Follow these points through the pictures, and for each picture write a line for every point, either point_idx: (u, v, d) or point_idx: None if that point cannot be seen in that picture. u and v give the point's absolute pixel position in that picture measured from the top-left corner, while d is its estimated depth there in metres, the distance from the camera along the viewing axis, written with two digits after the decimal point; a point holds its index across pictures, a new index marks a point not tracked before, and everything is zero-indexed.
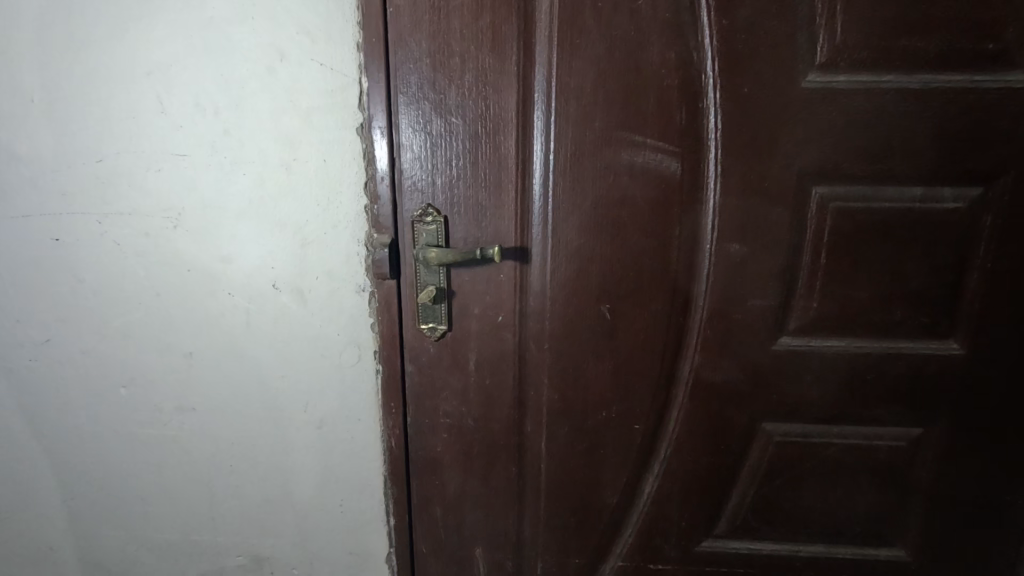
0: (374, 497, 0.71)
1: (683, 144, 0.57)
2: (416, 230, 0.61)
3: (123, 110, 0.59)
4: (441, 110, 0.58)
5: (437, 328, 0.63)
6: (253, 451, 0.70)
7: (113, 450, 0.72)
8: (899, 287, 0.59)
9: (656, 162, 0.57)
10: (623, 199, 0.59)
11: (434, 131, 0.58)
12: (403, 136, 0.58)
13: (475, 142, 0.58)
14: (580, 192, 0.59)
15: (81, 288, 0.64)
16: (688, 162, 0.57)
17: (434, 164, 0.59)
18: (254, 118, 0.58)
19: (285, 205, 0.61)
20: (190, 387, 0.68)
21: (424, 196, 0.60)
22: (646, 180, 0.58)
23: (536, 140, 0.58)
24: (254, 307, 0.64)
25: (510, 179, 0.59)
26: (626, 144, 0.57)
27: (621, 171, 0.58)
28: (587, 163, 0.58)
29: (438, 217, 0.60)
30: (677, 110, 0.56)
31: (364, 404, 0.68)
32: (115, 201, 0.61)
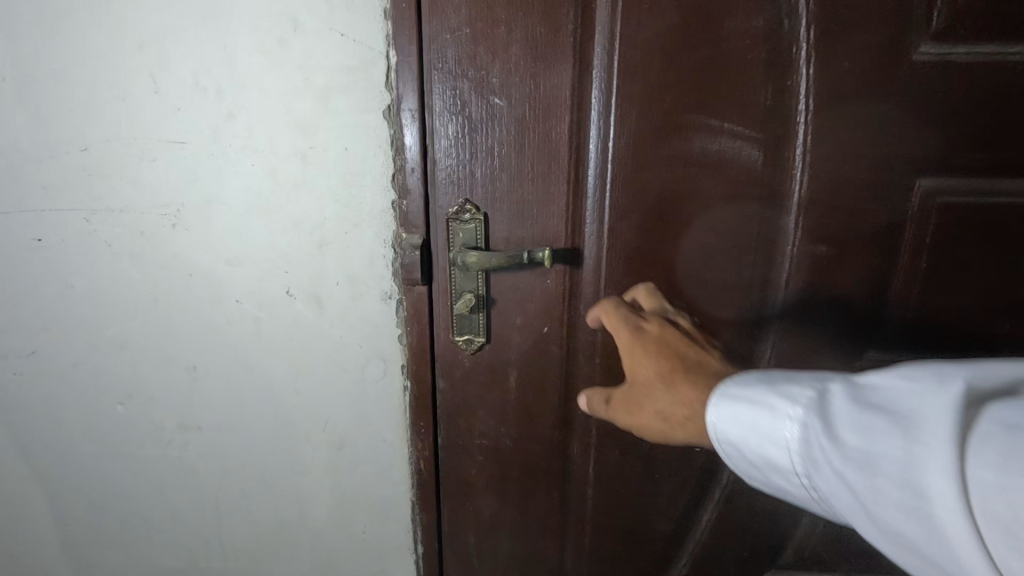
0: (400, 523, 0.65)
1: (766, 129, 0.48)
2: (452, 229, 0.53)
3: (109, 88, 0.50)
4: (481, 90, 0.49)
5: (474, 341, 0.56)
6: (266, 473, 0.64)
7: (110, 471, 0.65)
8: (1010, 295, 0.51)
9: (733, 150, 0.49)
10: (691, 194, 0.51)
11: (473, 115, 0.50)
12: (438, 120, 0.50)
13: (522, 127, 0.50)
14: (642, 187, 0.51)
15: (70, 294, 0.57)
16: (770, 150, 0.49)
17: (472, 153, 0.51)
18: (264, 99, 0.50)
19: (299, 200, 0.53)
20: (194, 404, 0.61)
21: (461, 191, 0.52)
22: (720, 172, 0.50)
23: (591, 124, 0.50)
24: (266, 316, 0.57)
25: (562, 170, 0.51)
26: (697, 129, 0.49)
27: (690, 162, 0.50)
28: (651, 152, 0.50)
29: (477, 213, 0.52)
30: (760, 89, 0.47)
31: (389, 423, 0.60)
32: (104, 195, 0.53)
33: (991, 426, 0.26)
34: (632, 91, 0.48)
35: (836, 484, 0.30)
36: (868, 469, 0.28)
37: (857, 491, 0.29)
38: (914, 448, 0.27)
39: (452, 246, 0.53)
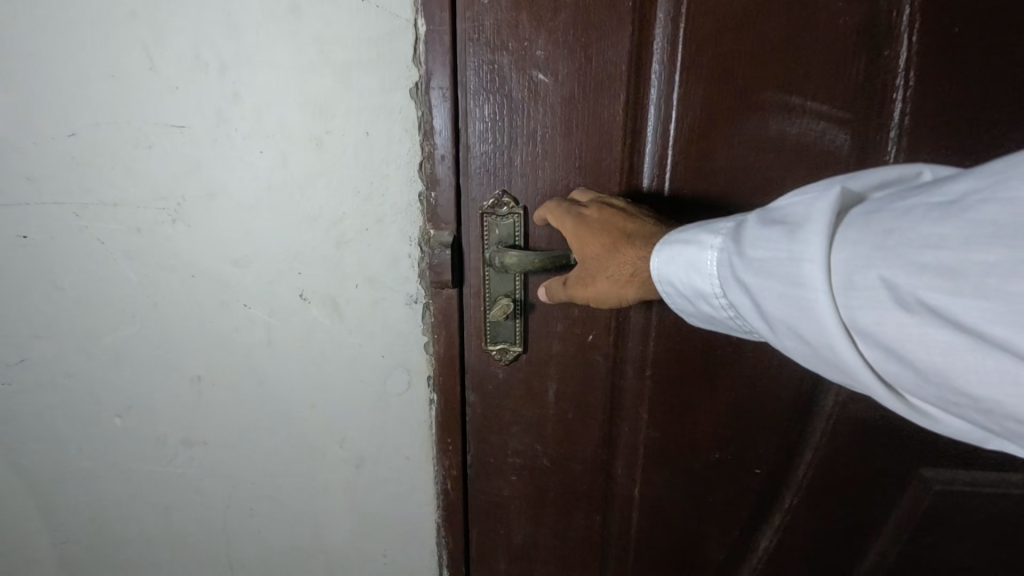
0: (424, 548, 0.59)
1: (854, 109, 0.42)
2: (487, 224, 0.47)
3: (98, 65, 0.44)
4: (524, 65, 0.43)
5: (510, 350, 0.50)
6: (277, 493, 0.58)
7: (110, 488, 0.59)
8: None
9: (815, 134, 0.42)
10: (762, 184, 0.44)
11: (514, 94, 0.44)
12: (473, 100, 0.44)
13: (569, 108, 0.43)
14: (704, 176, 0.44)
15: (61, 297, 0.51)
16: (858, 134, 0.42)
17: (512, 139, 0.45)
18: (274, 76, 0.43)
19: (314, 192, 0.46)
20: (199, 417, 0.55)
21: (497, 181, 0.46)
22: (798, 159, 0.43)
23: (648, 103, 0.43)
24: (277, 322, 0.51)
25: (613, 157, 0.44)
26: (772, 109, 0.42)
27: (764, 148, 0.43)
28: (718, 135, 0.43)
29: (516, 207, 0.47)
30: (846, 64, 0.41)
31: (413, 439, 0.54)
32: (95, 187, 0.47)
33: (858, 217, 0.29)
34: (697, 67, 0.42)
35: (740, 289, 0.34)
36: (762, 272, 0.32)
37: (752, 291, 0.33)
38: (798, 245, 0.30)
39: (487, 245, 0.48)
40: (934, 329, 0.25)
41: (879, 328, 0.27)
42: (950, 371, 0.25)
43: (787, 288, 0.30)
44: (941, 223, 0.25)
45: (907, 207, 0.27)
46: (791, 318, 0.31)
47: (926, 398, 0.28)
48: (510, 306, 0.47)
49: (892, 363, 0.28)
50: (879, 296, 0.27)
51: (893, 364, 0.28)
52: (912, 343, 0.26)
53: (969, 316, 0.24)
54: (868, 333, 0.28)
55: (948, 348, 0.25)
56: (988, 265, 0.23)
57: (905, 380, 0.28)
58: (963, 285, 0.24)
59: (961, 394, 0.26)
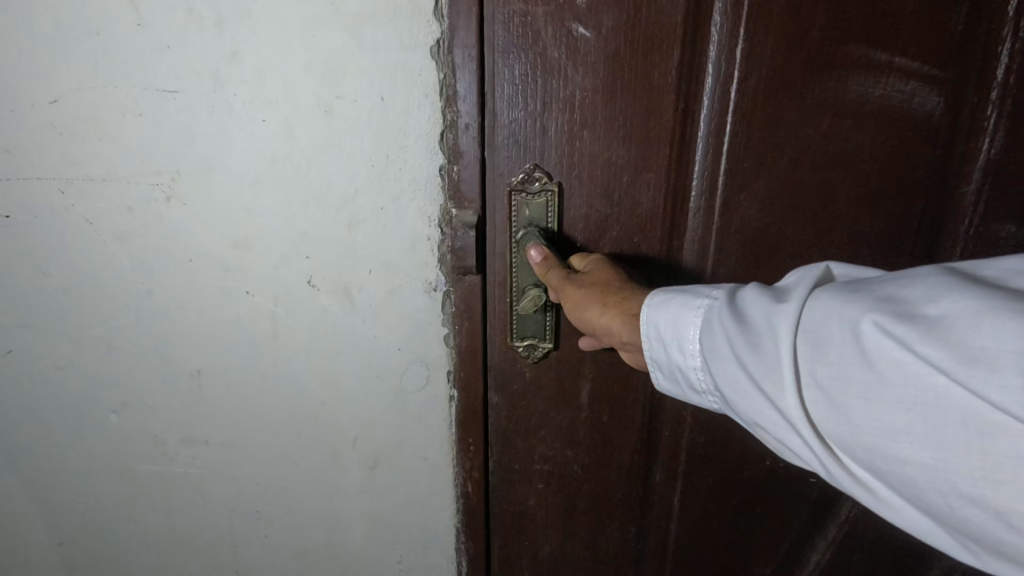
0: (442, 557, 0.55)
1: (952, 67, 0.44)
2: (516, 204, 0.43)
3: (80, 23, 0.39)
4: (563, 22, 0.40)
5: (539, 347, 0.47)
6: (287, 494, 0.54)
7: (108, 487, 0.56)
8: None
9: (907, 92, 0.45)
10: (843, 147, 0.46)
11: (553, 53, 0.40)
12: (501, 62, 0.40)
13: (620, 71, 0.41)
14: (786, 141, 0.45)
15: (48, 283, 0.47)
16: (950, 94, 0.45)
17: (548, 106, 0.41)
18: (274, 31, 0.38)
19: (323, 165, 0.41)
20: (200, 415, 0.51)
21: (530, 154, 0.42)
22: (883, 119, 0.45)
23: (703, 75, 0.43)
24: (284, 310, 0.46)
25: (666, 121, 0.43)
26: (861, 73, 0.44)
27: (851, 109, 0.45)
28: (792, 95, 0.44)
29: (549, 184, 0.43)
30: (936, 24, 0.43)
31: (431, 440, 0.50)
32: (82, 161, 0.42)
33: (843, 284, 0.30)
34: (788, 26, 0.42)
35: (711, 333, 0.33)
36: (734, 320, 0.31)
37: (717, 339, 0.32)
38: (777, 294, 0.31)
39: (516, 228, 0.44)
40: (886, 382, 0.25)
41: (830, 381, 0.27)
42: (889, 428, 0.25)
43: (755, 332, 0.30)
44: (911, 286, 0.26)
45: (879, 279, 0.29)
46: (749, 363, 0.30)
47: (863, 469, 0.27)
48: (541, 297, 0.44)
49: (834, 419, 0.27)
50: (839, 339, 0.27)
51: (836, 421, 0.27)
52: (858, 398, 0.26)
53: (916, 362, 0.24)
54: (819, 384, 0.27)
55: (892, 400, 0.24)
56: (946, 317, 0.24)
57: (844, 445, 0.27)
58: (921, 331, 0.24)
59: (896, 460, 0.25)
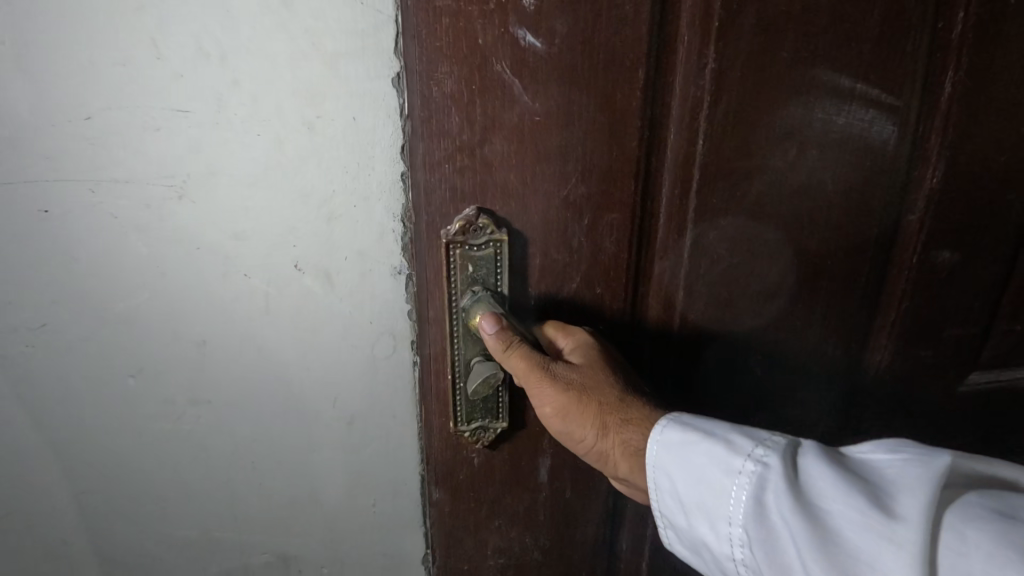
0: (410, 497, 0.66)
1: (904, 103, 0.60)
2: (459, 256, 0.53)
3: (111, 56, 0.48)
4: (505, 35, 0.48)
5: (493, 426, 0.61)
6: (277, 448, 0.64)
7: (121, 442, 0.65)
8: (981, 288, 0.72)
9: (867, 121, 0.60)
10: (814, 174, 0.61)
11: (497, 69, 0.49)
12: (445, 82, 0.48)
13: (554, 89, 0.50)
14: (768, 164, 0.59)
15: (78, 267, 0.56)
16: (898, 125, 0.61)
17: (495, 125, 0.50)
18: (265, 63, 0.48)
19: (306, 171, 0.51)
20: (203, 379, 0.61)
21: (473, 170, 0.51)
22: (846, 145, 0.60)
23: (662, 100, 0.54)
24: (275, 290, 0.56)
25: (632, 139, 0.54)
26: (825, 112, 0.58)
27: (818, 141, 0.59)
28: (757, 119, 0.57)
29: (491, 238, 0.53)
30: (876, 74, 0.58)
31: (400, 399, 0.61)
32: (110, 166, 0.52)
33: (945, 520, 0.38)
34: (771, 72, 0.55)
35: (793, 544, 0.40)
36: (830, 541, 0.39)
37: (802, 556, 0.39)
38: (890, 523, 0.38)
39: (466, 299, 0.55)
40: None
41: None
42: None
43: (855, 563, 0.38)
44: None
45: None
46: None
47: None
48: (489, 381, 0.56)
49: None
50: None
51: None
52: None
53: None
54: None
55: None
56: None
57: None
58: None
59: None
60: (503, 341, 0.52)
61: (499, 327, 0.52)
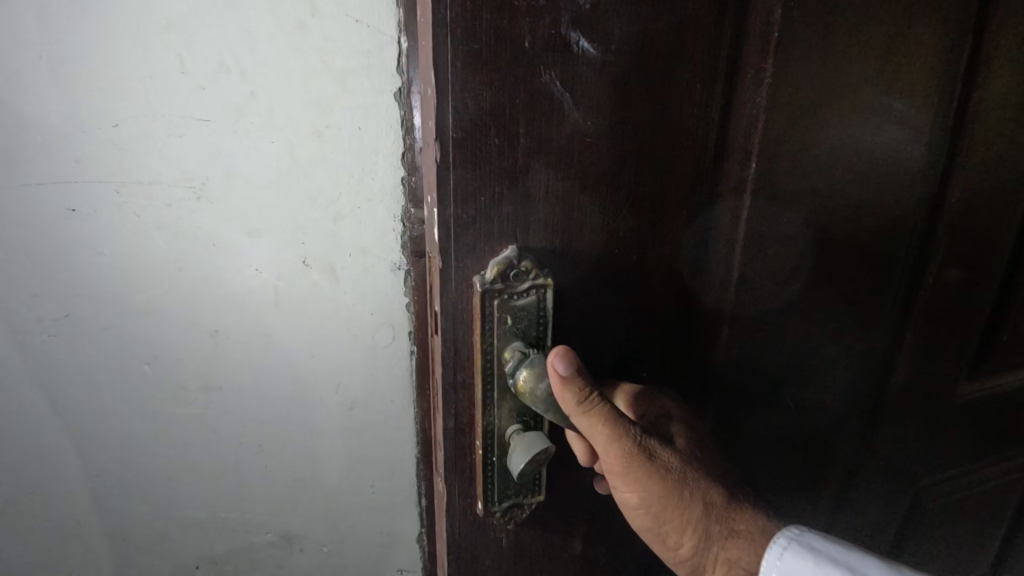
0: (407, 479, 0.71)
1: (922, 114, 0.53)
2: (500, 307, 0.43)
3: (139, 68, 0.54)
4: (556, 40, 0.39)
5: (530, 499, 0.50)
6: (282, 430, 0.68)
7: (134, 426, 0.69)
8: (975, 310, 0.67)
9: (890, 138, 0.53)
10: (850, 194, 0.54)
11: (547, 81, 0.40)
12: (485, 94, 0.39)
13: (604, 105, 0.42)
14: (797, 185, 0.50)
15: (100, 261, 0.61)
16: (920, 140, 0.54)
17: (542, 147, 0.41)
18: (280, 78, 0.53)
19: (314, 175, 0.56)
20: (215, 365, 0.65)
21: (511, 198, 0.42)
22: (866, 167, 0.53)
23: (725, 123, 0.47)
24: (285, 284, 0.61)
25: (705, 171, 0.48)
26: (879, 127, 0.52)
27: (869, 159, 0.53)
28: (777, 136, 0.48)
29: (534, 285, 0.44)
30: (933, 84, 0.53)
31: (397, 385, 0.66)
32: (134, 168, 0.57)
33: None
34: (830, 77, 0.48)
35: None
36: None
37: None
38: None
39: (509, 358, 0.44)
40: None
41: None
42: None
43: None
44: None
45: None
46: None
47: None
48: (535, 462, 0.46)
49: None
50: None
51: None
52: None
53: None
54: None
55: None
56: None
57: None
58: None
59: None
60: (579, 385, 0.42)
61: (572, 370, 0.42)
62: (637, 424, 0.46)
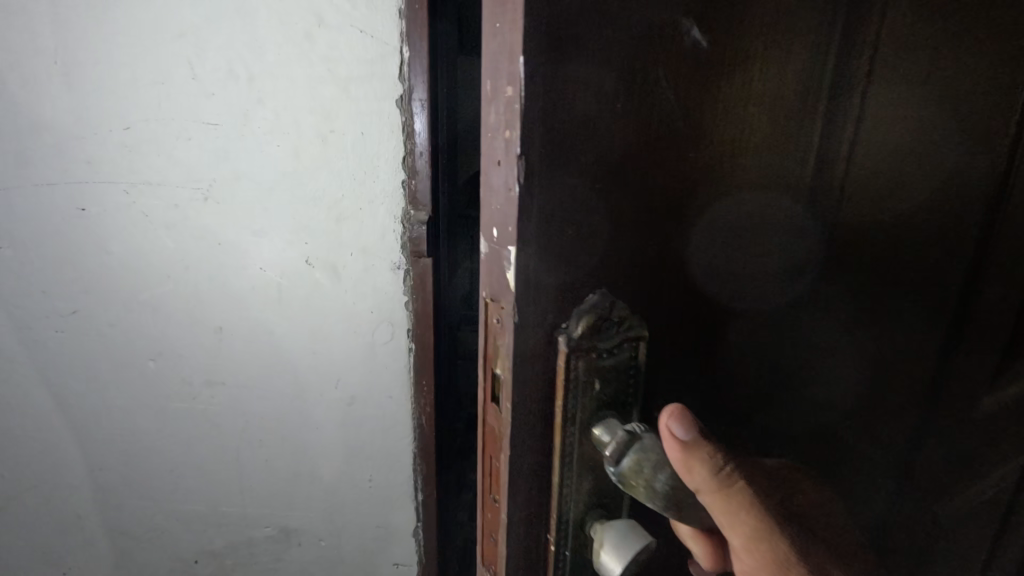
0: (404, 475, 0.72)
1: (960, 90, 0.34)
2: (582, 365, 0.26)
3: (152, 75, 0.56)
4: (665, 21, 0.24)
5: None
6: (283, 426, 0.70)
7: (136, 421, 0.71)
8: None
9: (927, 132, 0.34)
10: (885, 221, 0.35)
11: (655, 80, 0.24)
12: (567, 95, 0.22)
13: (698, 99, 0.25)
14: (808, 215, 0.32)
15: (108, 260, 0.63)
16: (969, 129, 0.35)
17: (621, 176, 0.25)
18: (286, 84, 0.56)
19: (318, 178, 0.59)
20: (218, 361, 0.67)
21: (593, 253, 0.26)
22: (901, 176, 0.34)
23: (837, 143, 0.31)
24: (287, 282, 0.63)
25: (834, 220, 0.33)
26: (928, 118, 0.34)
27: (1007, 178, 0.37)
28: (777, 145, 0.29)
29: (629, 332, 0.27)
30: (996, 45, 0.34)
31: (395, 381, 0.68)
32: (144, 169, 0.59)
33: None
34: (969, 74, 0.34)
35: None
36: None
37: None
38: None
39: (605, 442, 0.27)
40: None
41: None
42: None
43: None
44: None
45: None
46: None
47: None
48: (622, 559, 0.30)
49: None
50: None
51: None
52: None
53: None
54: None
55: None
56: None
57: None
58: None
59: None
60: (711, 453, 0.27)
61: (692, 439, 0.27)
62: (789, 511, 0.30)
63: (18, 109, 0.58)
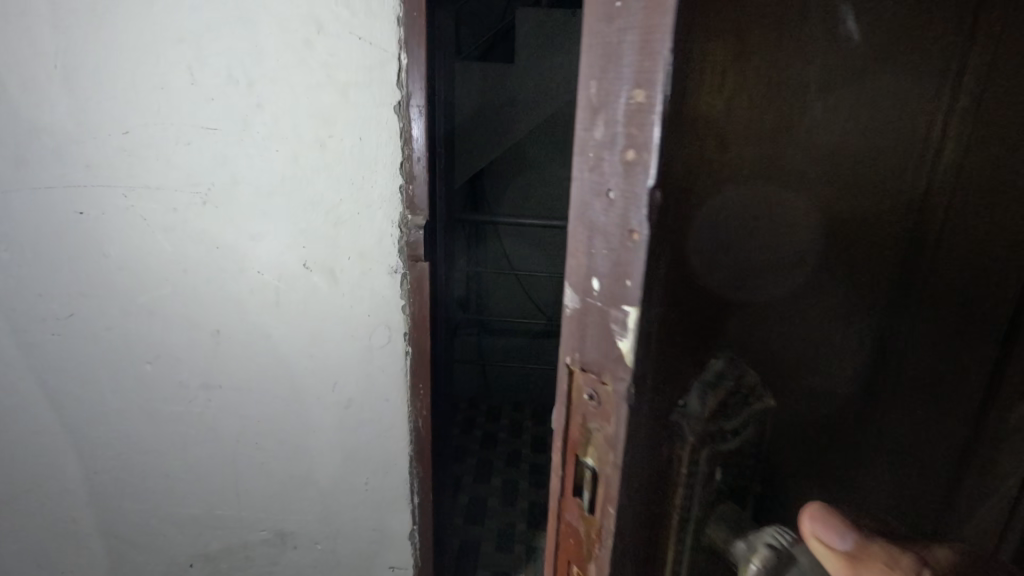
0: (399, 478, 0.73)
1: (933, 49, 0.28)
2: (713, 451, 0.26)
3: (152, 80, 0.56)
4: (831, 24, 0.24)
5: None
6: (279, 429, 0.71)
7: (132, 424, 0.71)
8: None
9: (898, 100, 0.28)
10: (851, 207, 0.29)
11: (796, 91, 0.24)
12: (731, 103, 0.21)
13: (828, 112, 0.26)
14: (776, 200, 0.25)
15: (106, 263, 0.63)
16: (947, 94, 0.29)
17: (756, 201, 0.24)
18: (285, 89, 0.56)
19: (316, 183, 0.59)
20: (215, 364, 0.68)
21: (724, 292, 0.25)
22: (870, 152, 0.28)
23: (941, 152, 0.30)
24: (284, 285, 0.64)
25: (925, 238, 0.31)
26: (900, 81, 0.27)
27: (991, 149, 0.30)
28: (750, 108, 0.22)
29: (753, 414, 0.28)
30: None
31: (392, 384, 0.68)
32: (143, 173, 0.60)
33: None
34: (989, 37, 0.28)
35: None
36: None
37: None
38: None
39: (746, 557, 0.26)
40: None
41: None
42: None
43: None
44: None
45: None
46: None
47: None
48: None
49: None
50: None
51: None
52: None
53: None
54: None
55: None
56: None
57: None
58: None
59: None
60: (885, 559, 0.23)
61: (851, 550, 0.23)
62: None
63: (18, 113, 0.58)
